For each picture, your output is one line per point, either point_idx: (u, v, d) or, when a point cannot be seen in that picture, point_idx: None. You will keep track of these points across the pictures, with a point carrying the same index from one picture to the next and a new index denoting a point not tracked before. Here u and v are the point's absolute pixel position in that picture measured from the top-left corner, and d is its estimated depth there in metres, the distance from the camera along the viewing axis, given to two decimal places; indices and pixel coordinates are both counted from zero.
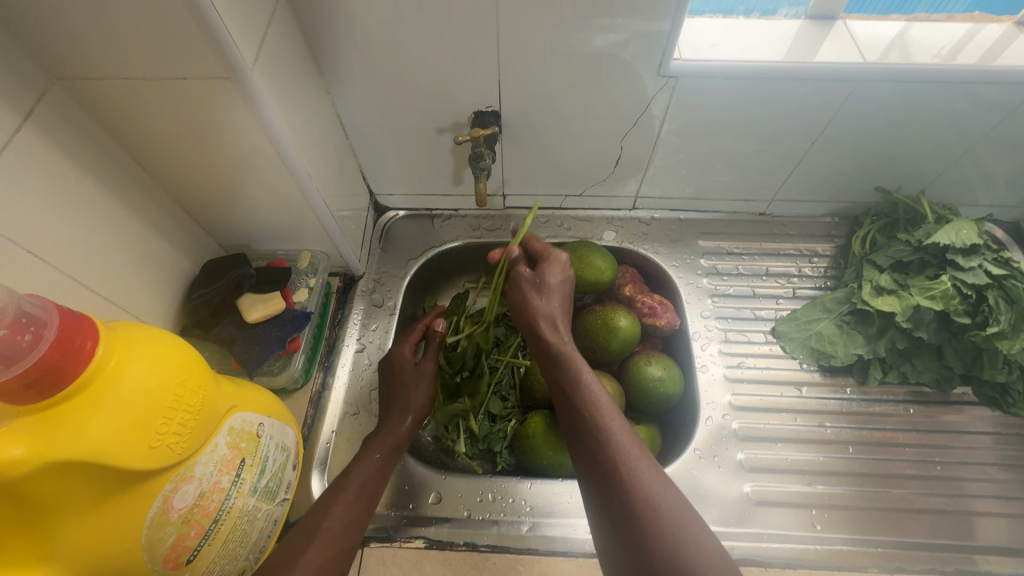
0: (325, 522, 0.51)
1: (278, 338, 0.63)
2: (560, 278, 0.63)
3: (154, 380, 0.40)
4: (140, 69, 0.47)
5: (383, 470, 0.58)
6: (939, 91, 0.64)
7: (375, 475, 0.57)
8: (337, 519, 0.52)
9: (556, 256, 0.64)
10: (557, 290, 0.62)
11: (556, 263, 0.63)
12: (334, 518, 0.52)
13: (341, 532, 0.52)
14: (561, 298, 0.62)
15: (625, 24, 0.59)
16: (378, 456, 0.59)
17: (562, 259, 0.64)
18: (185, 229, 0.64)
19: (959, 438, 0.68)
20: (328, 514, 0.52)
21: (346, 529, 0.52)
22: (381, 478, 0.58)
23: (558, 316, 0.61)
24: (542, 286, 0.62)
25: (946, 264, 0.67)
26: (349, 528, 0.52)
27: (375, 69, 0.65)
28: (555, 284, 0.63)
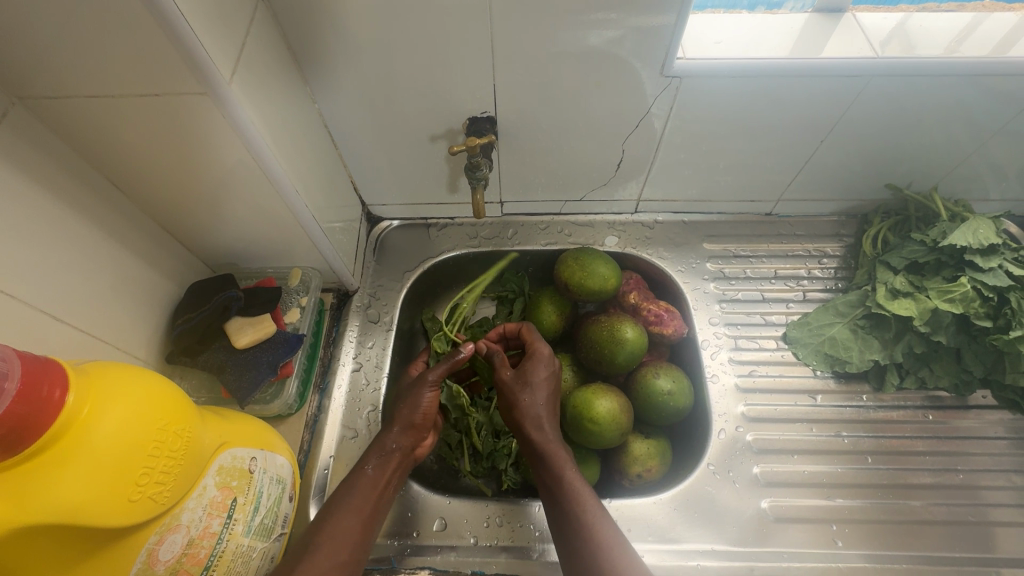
0: (315, 539, 0.51)
1: (268, 363, 0.60)
2: (545, 373, 0.62)
3: (131, 426, 0.37)
4: (108, 86, 0.44)
5: (376, 483, 0.56)
6: (953, 85, 0.62)
7: (367, 491, 0.55)
8: (330, 535, 0.51)
9: (541, 352, 0.64)
10: (540, 388, 0.61)
11: (540, 361, 0.62)
12: (325, 534, 0.51)
13: (334, 549, 0.51)
14: (545, 396, 0.61)
15: (626, 21, 0.56)
16: (369, 469, 0.57)
17: (545, 354, 0.63)
18: (169, 251, 0.61)
19: (979, 444, 0.66)
20: (320, 530, 0.52)
21: (338, 545, 0.51)
22: (375, 493, 0.56)
23: (543, 415, 0.59)
24: (525, 382, 0.61)
25: (964, 265, 0.65)
26: (342, 542, 0.51)
27: (363, 76, 0.62)
28: (540, 381, 0.61)
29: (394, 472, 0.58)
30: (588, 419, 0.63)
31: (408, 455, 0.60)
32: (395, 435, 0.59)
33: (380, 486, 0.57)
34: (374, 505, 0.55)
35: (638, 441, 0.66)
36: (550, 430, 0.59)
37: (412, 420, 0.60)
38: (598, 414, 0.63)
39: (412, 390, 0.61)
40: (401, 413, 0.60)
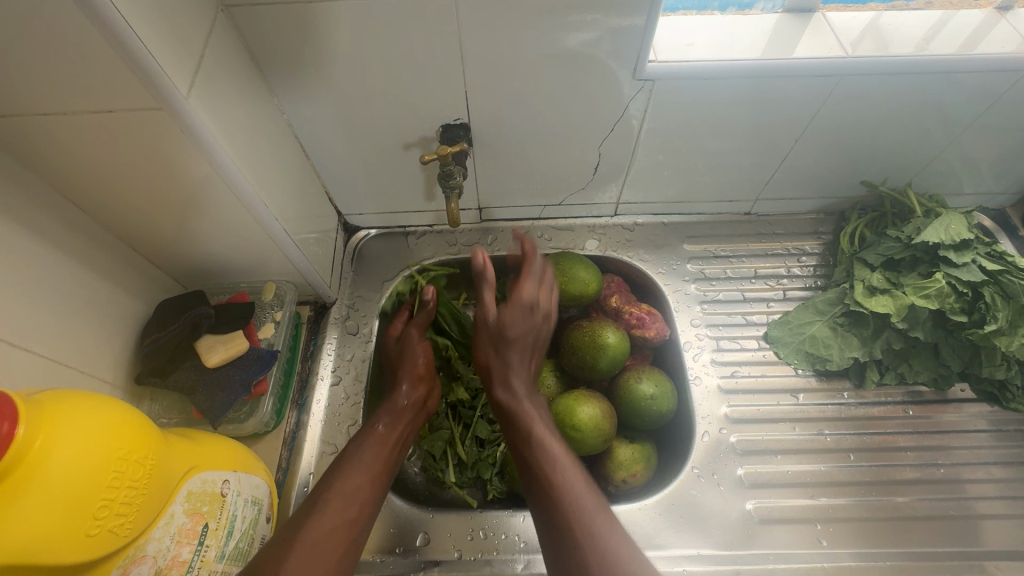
0: (326, 494, 0.50)
1: (242, 381, 0.59)
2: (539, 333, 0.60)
3: (86, 457, 0.35)
4: (58, 103, 0.42)
5: (387, 440, 0.58)
6: (922, 82, 0.62)
7: (379, 448, 0.57)
8: (342, 489, 0.51)
9: (547, 302, 0.61)
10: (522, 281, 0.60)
11: (542, 315, 0.60)
12: (336, 490, 0.51)
13: (346, 503, 0.50)
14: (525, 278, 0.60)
15: (596, 21, 0.55)
16: (379, 428, 0.59)
17: (544, 293, 0.62)
18: (136, 269, 0.59)
19: (959, 438, 0.67)
20: (332, 486, 0.51)
21: (347, 500, 0.50)
22: (387, 449, 0.57)
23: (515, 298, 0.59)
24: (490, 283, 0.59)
25: (939, 261, 0.65)
26: (353, 497, 0.51)
27: (332, 84, 0.61)
28: (522, 260, 0.60)
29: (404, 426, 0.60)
30: (571, 426, 0.63)
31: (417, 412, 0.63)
32: (405, 391, 0.63)
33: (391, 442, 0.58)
34: (387, 460, 0.56)
35: (623, 446, 0.65)
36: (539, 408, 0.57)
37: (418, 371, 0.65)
38: (581, 421, 0.62)
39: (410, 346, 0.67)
40: (406, 369, 0.65)
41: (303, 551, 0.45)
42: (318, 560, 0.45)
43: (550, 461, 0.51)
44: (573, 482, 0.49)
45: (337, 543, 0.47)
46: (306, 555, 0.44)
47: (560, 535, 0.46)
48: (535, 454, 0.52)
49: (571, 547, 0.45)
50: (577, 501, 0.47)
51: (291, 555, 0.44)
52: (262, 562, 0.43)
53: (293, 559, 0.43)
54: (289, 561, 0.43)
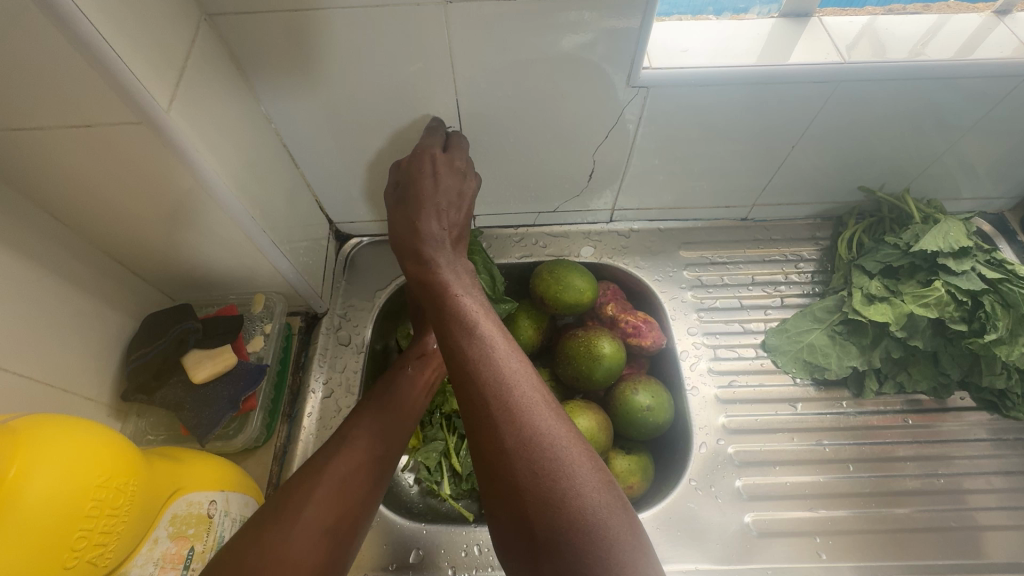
0: (353, 432, 0.54)
1: (229, 398, 0.58)
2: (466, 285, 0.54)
3: (67, 487, 0.34)
4: (34, 118, 0.41)
5: (416, 382, 0.60)
6: (920, 88, 0.61)
7: (408, 389, 0.59)
8: (367, 430, 0.54)
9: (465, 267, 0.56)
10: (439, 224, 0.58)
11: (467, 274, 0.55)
12: (362, 430, 0.54)
13: (371, 442, 0.54)
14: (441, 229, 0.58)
15: (592, 23, 0.54)
16: (409, 369, 0.61)
17: (455, 175, 0.60)
18: (122, 284, 0.58)
19: (960, 448, 0.66)
20: (358, 425, 0.55)
21: (374, 437, 0.54)
22: (416, 392, 0.60)
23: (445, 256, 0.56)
24: (453, 172, 0.60)
25: (938, 269, 0.64)
26: (378, 436, 0.54)
27: (320, 92, 0.60)
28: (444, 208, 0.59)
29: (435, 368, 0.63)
30: None
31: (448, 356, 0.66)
32: (433, 335, 0.65)
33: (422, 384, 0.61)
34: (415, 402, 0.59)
35: (619, 457, 0.64)
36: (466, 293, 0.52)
37: None
38: None
39: None
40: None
41: (331, 486, 0.49)
42: (345, 494, 0.49)
43: (503, 400, 0.42)
44: (531, 421, 0.41)
45: (365, 478, 0.51)
46: (334, 490, 0.49)
47: (519, 485, 0.39)
48: (481, 381, 0.43)
49: (528, 496, 0.39)
50: (537, 443, 0.40)
51: (320, 489, 0.48)
52: (295, 490, 0.48)
53: (322, 492, 0.48)
54: (318, 494, 0.48)
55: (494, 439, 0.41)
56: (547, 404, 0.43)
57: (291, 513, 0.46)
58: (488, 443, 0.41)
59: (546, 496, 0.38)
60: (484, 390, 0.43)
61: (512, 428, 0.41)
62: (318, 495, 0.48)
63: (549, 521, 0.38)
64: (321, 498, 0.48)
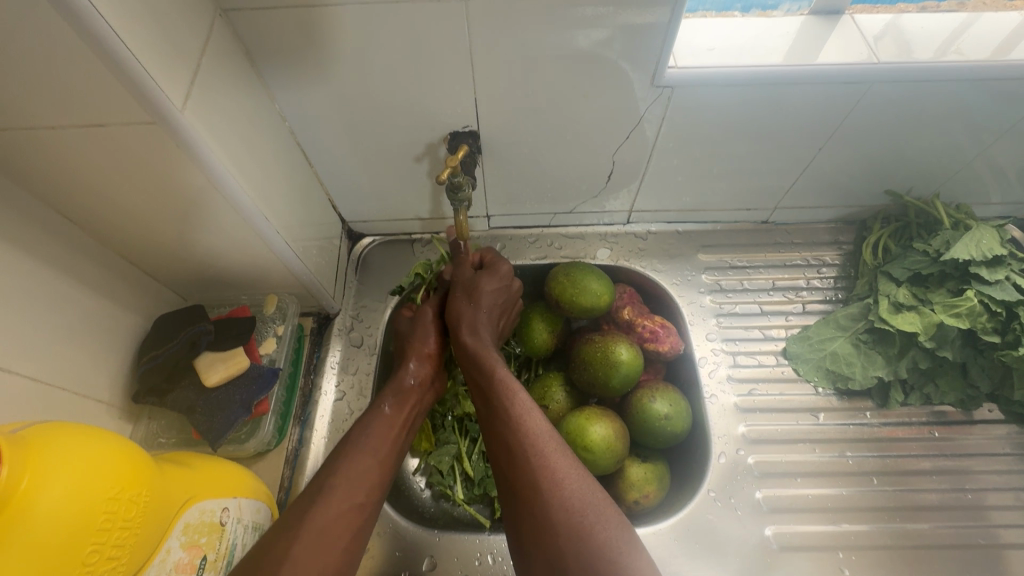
0: (331, 481, 0.48)
1: (242, 401, 0.57)
2: (495, 286, 0.63)
3: (78, 500, 0.34)
4: (45, 117, 0.40)
5: (393, 423, 0.55)
6: (955, 90, 0.59)
7: (384, 431, 0.54)
8: (346, 477, 0.48)
9: (499, 269, 0.65)
10: (488, 298, 0.62)
11: (494, 276, 0.63)
12: (340, 475, 0.48)
13: (351, 490, 0.48)
14: (489, 307, 0.62)
15: (612, 17, 0.52)
16: (386, 410, 0.56)
17: (504, 271, 0.65)
18: (134, 284, 0.57)
19: (985, 463, 0.65)
20: (334, 472, 0.49)
21: (353, 485, 0.48)
22: (393, 432, 0.54)
23: (482, 323, 0.60)
24: (494, 272, 0.64)
25: (969, 278, 0.63)
26: (357, 484, 0.48)
27: (335, 90, 0.58)
28: (488, 292, 0.62)
29: (410, 410, 0.58)
30: (583, 447, 0.60)
31: (424, 394, 0.61)
32: (412, 369, 0.60)
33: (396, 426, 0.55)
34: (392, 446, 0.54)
35: (635, 466, 0.63)
36: (485, 335, 0.59)
37: (427, 351, 0.62)
38: (592, 441, 0.60)
39: (417, 327, 0.64)
40: (414, 348, 0.62)
41: (309, 539, 0.43)
42: (325, 548, 0.44)
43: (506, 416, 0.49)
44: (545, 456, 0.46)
45: (345, 529, 0.46)
46: (313, 544, 0.43)
47: (515, 480, 0.46)
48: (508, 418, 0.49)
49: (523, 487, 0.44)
50: (535, 444, 0.47)
51: (298, 543, 0.43)
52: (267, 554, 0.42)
53: (300, 547, 0.42)
54: (297, 548, 0.42)
55: (502, 443, 0.48)
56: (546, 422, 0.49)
57: (267, 572, 0.40)
58: (496, 452, 0.49)
59: (536, 483, 0.44)
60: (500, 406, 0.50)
61: (516, 434, 0.48)
62: (296, 552, 0.42)
63: (532, 504, 0.43)
64: (299, 555, 0.42)
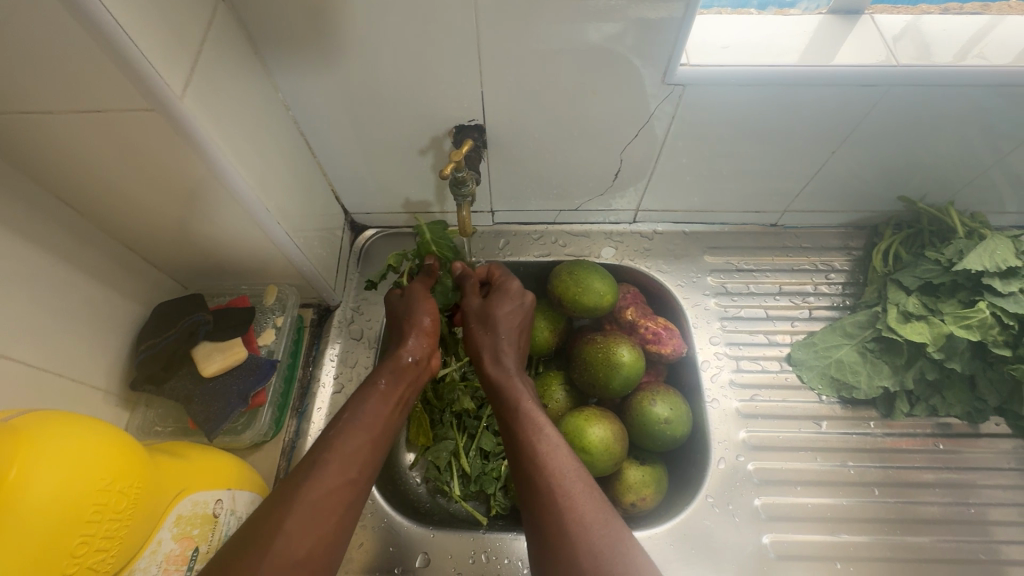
0: (325, 454, 0.47)
1: (238, 393, 0.57)
2: (509, 308, 0.60)
3: (67, 491, 0.34)
4: (42, 100, 0.39)
5: (389, 397, 0.53)
6: (976, 96, 0.57)
7: (379, 406, 0.52)
8: (340, 451, 0.47)
9: (510, 286, 0.62)
10: (505, 321, 0.59)
11: (509, 296, 0.61)
12: (334, 450, 0.47)
13: (344, 466, 0.47)
14: (508, 330, 0.59)
15: (623, 11, 0.51)
16: (382, 385, 0.53)
17: (516, 290, 0.62)
18: (134, 273, 0.57)
19: (989, 477, 0.64)
20: (331, 446, 0.48)
21: (347, 461, 0.47)
22: (388, 408, 0.53)
23: (504, 348, 0.57)
24: (506, 292, 0.61)
25: (982, 289, 0.61)
26: (351, 459, 0.48)
27: (339, 80, 0.57)
28: (502, 316, 0.59)
29: (408, 386, 0.56)
30: (580, 448, 0.59)
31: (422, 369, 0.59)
32: (410, 347, 0.57)
33: (390, 400, 0.53)
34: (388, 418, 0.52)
35: (633, 468, 0.62)
36: (510, 362, 0.57)
37: (426, 329, 0.59)
38: (591, 442, 0.59)
39: (414, 301, 0.61)
40: (412, 324, 0.59)
41: (304, 512, 0.44)
42: (317, 522, 0.44)
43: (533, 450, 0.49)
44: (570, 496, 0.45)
45: (337, 504, 0.45)
46: (305, 518, 0.43)
47: (541, 515, 0.45)
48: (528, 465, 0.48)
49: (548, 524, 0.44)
50: (562, 484, 0.46)
51: (291, 517, 0.43)
52: (255, 543, 0.41)
53: (294, 521, 0.43)
54: (289, 522, 0.42)
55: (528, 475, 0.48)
56: (572, 458, 0.48)
57: (261, 545, 0.41)
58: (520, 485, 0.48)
59: (560, 527, 0.44)
60: (524, 439, 0.50)
61: (543, 469, 0.47)
62: (288, 525, 0.42)
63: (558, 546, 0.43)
64: (293, 528, 0.42)
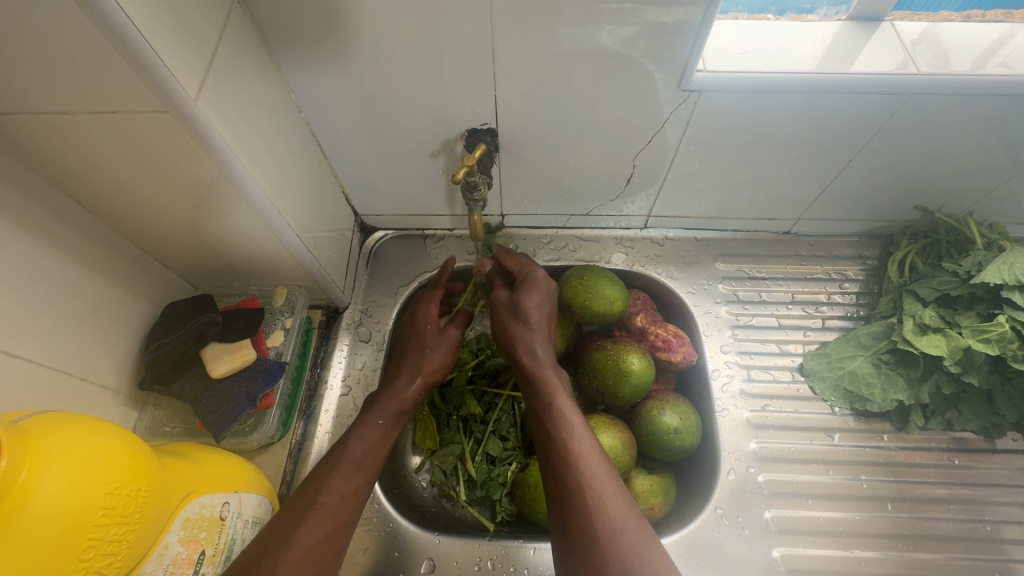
0: (321, 497, 0.48)
1: (246, 394, 0.57)
2: (537, 302, 0.60)
3: (74, 494, 0.34)
4: (56, 101, 0.39)
5: (388, 436, 0.55)
6: (998, 106, 0.56)
7: (378, 443, 0.54)
8: (336, 493, 0.48)
9: (537, 279, 0.62)
10: (535, 312, 0.59)
11: (537, 288, 0.61)
12: (330, 493, 0.48)
13: (338, 508, 0.48)
14: (534, 325, 0.59)
15: (640, 16, 0.50)
16: (384, 422, 0.55)
17: (543, 282, 0.61)
18: (145, 272, 0.57)
19: (1005, 494, 0.63)
20: (327, 488, 0.48)
21: (342, 504, 0.48)
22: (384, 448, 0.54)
23: (533, 340, 0.58)
24: (534, 285, 0.61)
25: (1001, 302, 0.60)
26: (346, 502, 0.49)
27: (351, 82, 0.57)
28: (531, 307, 0.59)
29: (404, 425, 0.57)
30: None
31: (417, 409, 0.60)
32: (409, 385, 0.58)
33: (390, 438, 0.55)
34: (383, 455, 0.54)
35: (641, 477, 0.61)
36: (540, 354, 0.57)
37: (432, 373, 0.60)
38: None
39: (431, 341, 0.62)
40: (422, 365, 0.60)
41: (298, 557, 0.44)
42: (311, 566, 0.44)
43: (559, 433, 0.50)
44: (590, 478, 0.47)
45: (329, 548, 0.46)
46: (300, 562, 0.44)
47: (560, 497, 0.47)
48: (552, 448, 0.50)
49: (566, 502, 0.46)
50: (583, 471, 0.47)
51: (285, 560, 0.43)
52: None
53: (287, 566, 0.43)
54: (285, 566, 0.43)
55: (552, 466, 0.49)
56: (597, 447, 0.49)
57: None
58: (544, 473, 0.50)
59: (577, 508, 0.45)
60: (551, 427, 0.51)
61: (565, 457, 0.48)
62: (281, 569, 0.43)
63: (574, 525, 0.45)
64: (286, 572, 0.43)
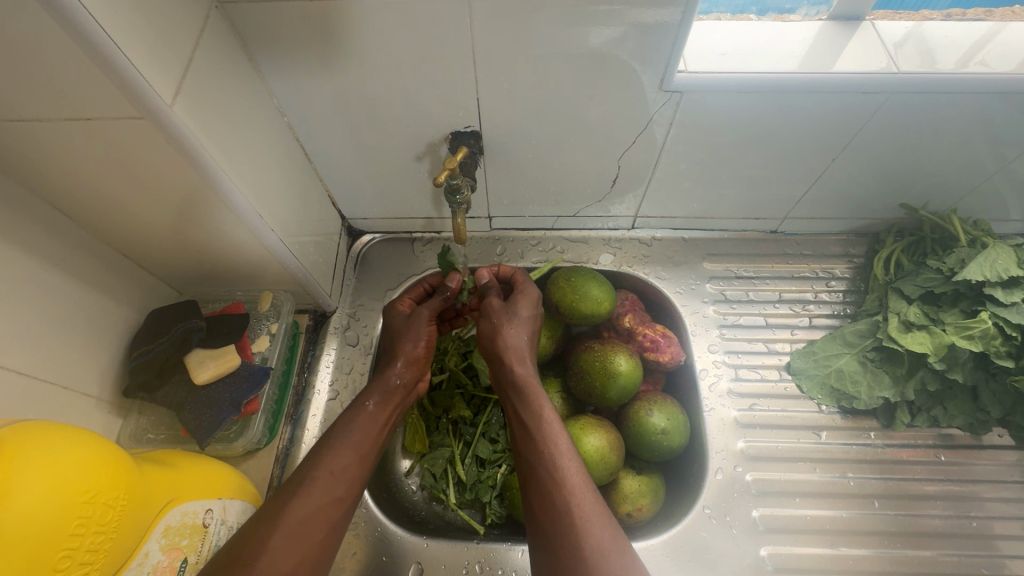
0: (314, 472, 0.48)
1: (230, 400, 0.57)
2: (530, 311, 0.60)
3: (49, 504, 0.33)
4: (30, 108, 0.39)
5: (376, 421, 0.54)
6: (978, 104, 0.56)
7: (367, 427, 0.53)
8: (328, 468, 0.48)
9: (530, 291, 0.62)
10: (524, 320, 0.59)
11: (528, 299, 0.61)
12: (322, 469, 0.48)
13: (332, 483, 0.48)
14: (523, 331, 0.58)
15: (620, 17, 0.50)
16: (371, 406, 0.54)
17: (534, 295, 0.62)
18: (128, 279, 0.57)
19: (992, 490, 0.63)
20: (318, 464, 0.48)
21: (334, 479, 0.48)
22: (376, 429, 0.53)
23: (524, 349, 0.57)
24: (525, 296, 0.61)
25: (984, 298, 0.61)
26: (337, 478, 0.48)
27: (334, 85, 0.57)
28: (524, 316, 0.59)
29: (394, 410, 0.56)
30: None
31: (409, 393, 0.59)
32: (399, 371, 0.57)
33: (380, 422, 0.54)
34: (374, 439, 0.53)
35: (629, 478, 0.61)
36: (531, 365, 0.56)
37: (416, 355, 0.59)
38: (586, 452, 0.58)
39: (410, 325, 0.60)
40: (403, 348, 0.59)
41: (288, 530, 0.44)
42: (303, 539, 0.44)
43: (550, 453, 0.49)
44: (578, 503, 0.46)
45: (324, 522, 0.46)
46: (291, 534, 0.44)
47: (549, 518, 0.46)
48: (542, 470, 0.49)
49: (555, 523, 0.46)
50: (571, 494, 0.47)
51: (275, 535, 0.43)
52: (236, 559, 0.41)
53: (278, 538, 0.43)
54: (276, 540, 0.43)
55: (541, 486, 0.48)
56: (583, 472, 0.49)
57: (244, 562, 0.41)
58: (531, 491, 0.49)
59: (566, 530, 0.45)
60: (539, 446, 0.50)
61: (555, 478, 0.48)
62: (273, 543, 0.43)
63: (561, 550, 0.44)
64: (277, 547, 0.43)
